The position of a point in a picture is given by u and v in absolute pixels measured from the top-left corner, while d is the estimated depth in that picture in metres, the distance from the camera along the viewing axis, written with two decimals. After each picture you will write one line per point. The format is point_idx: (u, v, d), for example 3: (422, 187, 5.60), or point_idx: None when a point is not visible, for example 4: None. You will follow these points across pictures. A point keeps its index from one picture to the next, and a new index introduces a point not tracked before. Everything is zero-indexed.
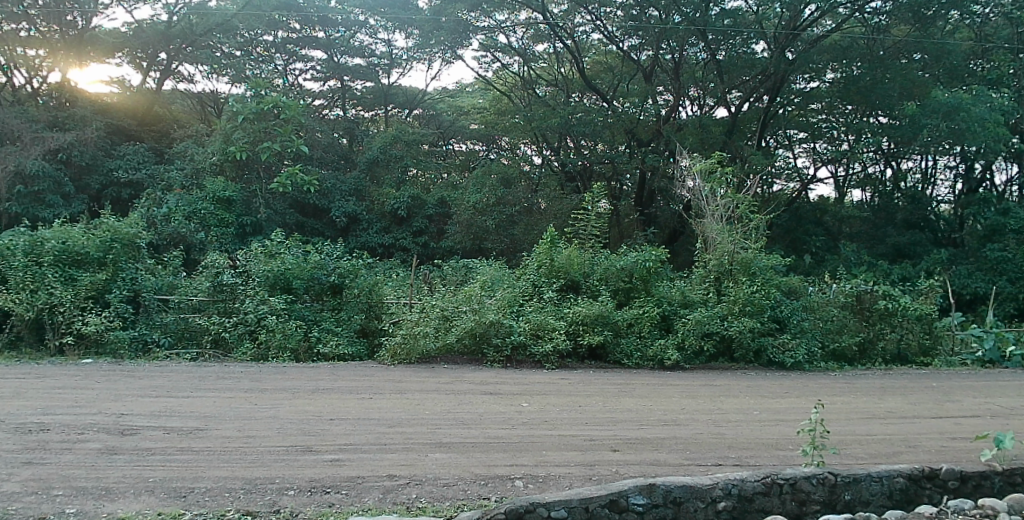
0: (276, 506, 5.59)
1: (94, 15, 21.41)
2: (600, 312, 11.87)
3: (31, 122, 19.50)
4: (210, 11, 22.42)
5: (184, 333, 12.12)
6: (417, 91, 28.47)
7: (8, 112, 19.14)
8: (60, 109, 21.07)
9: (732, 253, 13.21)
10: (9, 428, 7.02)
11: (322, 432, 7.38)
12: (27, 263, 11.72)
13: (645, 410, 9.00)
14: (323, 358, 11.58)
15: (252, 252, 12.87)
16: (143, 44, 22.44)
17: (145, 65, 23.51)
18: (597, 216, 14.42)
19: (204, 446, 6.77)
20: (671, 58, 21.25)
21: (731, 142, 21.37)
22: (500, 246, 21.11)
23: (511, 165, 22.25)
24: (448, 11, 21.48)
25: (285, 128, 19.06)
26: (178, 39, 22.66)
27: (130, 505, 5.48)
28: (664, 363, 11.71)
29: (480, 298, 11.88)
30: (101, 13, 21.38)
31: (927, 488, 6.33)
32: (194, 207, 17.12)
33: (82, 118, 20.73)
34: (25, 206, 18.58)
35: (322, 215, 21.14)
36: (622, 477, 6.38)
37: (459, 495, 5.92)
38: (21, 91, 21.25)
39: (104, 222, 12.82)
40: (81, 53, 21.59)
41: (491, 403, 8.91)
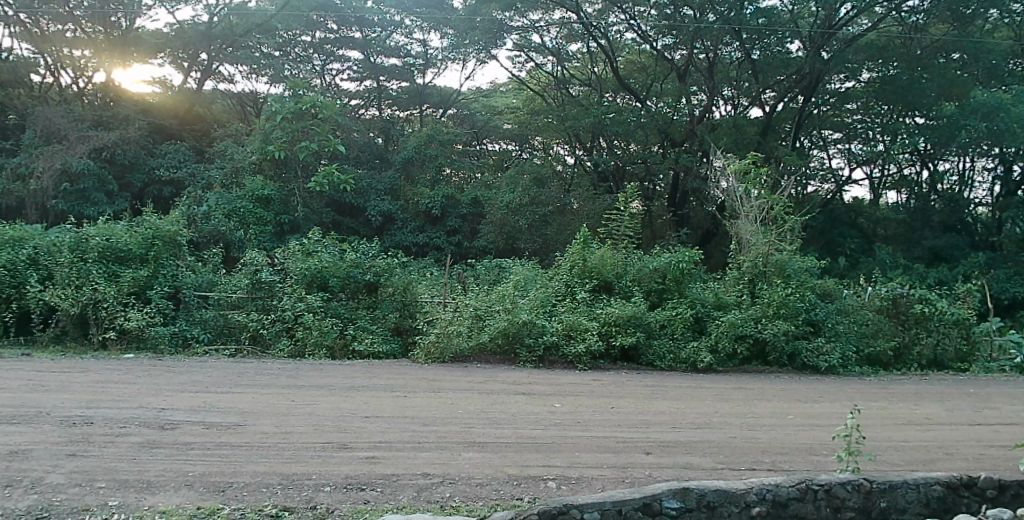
0: (313, 502, 5.64)
1: (138, 15, 21.93)
2: (633, 313, 11.80)
3: (77, 121, 20.00)
4: (251, 11, 22.97)
5: (223, 329, 12.36)
6: (452, 91, 28.40)
7: (56, 112, 19.66)
8: (104, 108, 21.53)
9: (767, 254, 13.09)
10: (55, 421, 7.17)
11: (358, 429, 7.44)
12: (73, 259, 11.99)
13: (679, 412, 8.91)
14: (358, 356, 11.63)
15: (291, 251, 12.96)
16: (185, 44, 22.92)
17: (186, 65, 23.99)
18: (630, 216, 14.31)
19: (242, 441, 6.87)
20: (705, 57, 21.17)
21: (766, 142, 21.07)
22: (533, 245, 20.99)
23: (544, 164, 22.42)
24: (482, 11, 21.60)
25: (323, 128, 19.23)
26: (219, 39, 23.23)
27: (170, 499, 5.56)
28: (696, 365, 11.60)
29: (514, 298, 11.87)
30: (143, 13, 21.85)
31: (965, 497, 6.18)
32: (234, 205, 17.41)
33: (126, 117, 21.11)
34: (71, 204, 19.05)
35: (358, 214, 21.24)
36: (655, 480, 6.33)
37: (493, 495, 5.91)
38: (68, 90, 21.81)
39: (147, 219, 13.09)
40: (125, 54, 21.83)
41: (525, 403, 8.91)
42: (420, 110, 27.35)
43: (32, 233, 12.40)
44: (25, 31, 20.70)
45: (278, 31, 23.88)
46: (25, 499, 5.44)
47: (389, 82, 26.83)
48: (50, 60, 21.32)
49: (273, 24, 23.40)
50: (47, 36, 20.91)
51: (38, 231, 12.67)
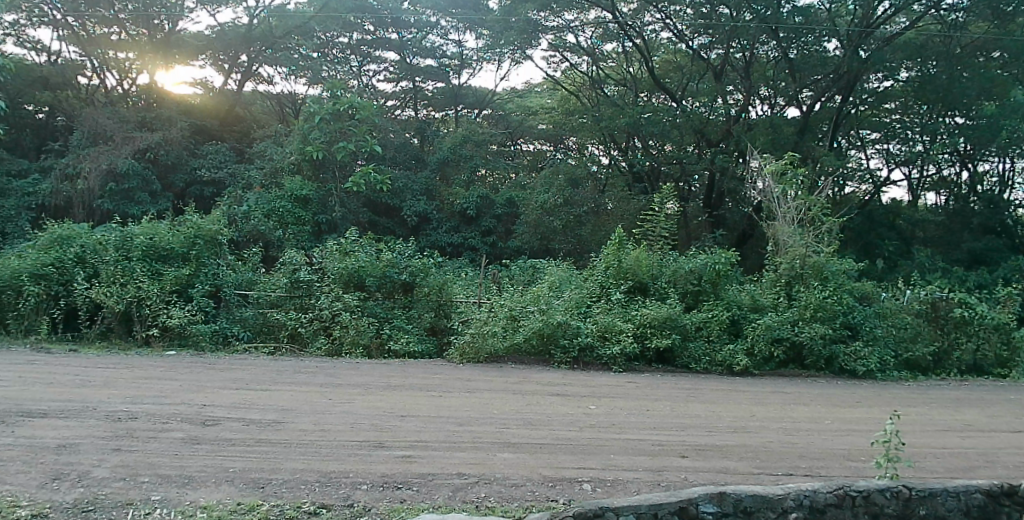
0: (350, 499, 5.68)
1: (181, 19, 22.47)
2: (668, 315, 11.69)
3: (121, 122, 20.49)
4: (290, 14, 23.28)
5: (263, 327, 12.52)
6: (487, 92, 28.39)
7: (102, 113, 20.34)
8: (147, 109, 22.01)
9: (804, 256, 12.87)
10: (101, 416, 7.33)
11: (394, 428, 7.48)
12: (119, 258, 12.25)
13: (715, 416, 8.80)
14: (394, 356, 11.64)
15: (328, 251, 13.13)
16: (226, 46, 23.42)
17: (226, 67, 24.39)
18: (666, 216, 14.20)
19: (281, 438, 6.94)
20: (742, 56, 20.99)
21: (803, 142, 20.74)
22: (568, 246, 21.08)
23: (579, 164, 22.30)
24: (518, 11, 21.55)
25: (361, 128, 19.41)
26: (259, 41, 23.67)
27: (211, 495, 5.63)
28: (732, 368, 11.43)
29: (548, 299, 11.85)
30: (186, 16, 22.31)
31: (1007, 506, 5.99)
32: (273, 205, 17.68)
33: (167, 119, 21.50)
34: (116, 204, 19.39)
35: (393, 214, 21.38)
36: (692, 484, 6.26)
37: (527, 496, 5.89)
38: (114, 93, 22.73)
39: (189, 219, 13.33)
40: (167, 56, 22.58)
41: (560, 405, 8.87)
42: (456, 110, 27.47)
43: (78, 232, 12.69)
44: (72, 33, 21.62)
45: (316, 33, 24.13)
46: (72, 492, 5.55)
47: (425, 83, 26.98)
48: (97, 63, 22.36)
49: (311, 26, 23.65)
50: (93, 38, 21.79)
51: (85, 230, 12.95)
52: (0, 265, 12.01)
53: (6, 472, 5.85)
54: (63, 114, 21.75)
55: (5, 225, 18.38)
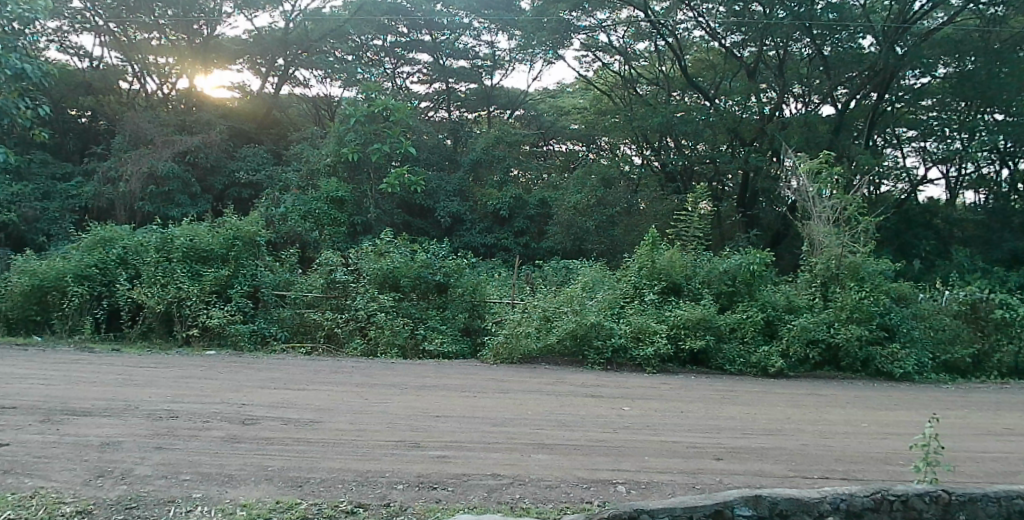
0: (386, 499, 5.71)
1: (218, 23, 22.83)
2: (703, 316, 11.57)
3: (162, 126, 20.94)
4: (325, 17, 23.61)
5: (299, 327, 12.60)
6: (519, 92, 28.31)
7: (143, 117, 20.84)
8: (186, 112, 22.44)
9: (840, 256, 12.65)
10: (143, 415, 7.46)
11: (429, 428, 7.51)
12: (159, 259, 12.48)
13: (750, 418, 8.70)
14: (429, 356, 11.71)
15: (364, 252, 13.26)
16: (264, 51, 23.77)
17: (264, 71, 24.73)
18: (699, 216, 14.08)
19: (318, 437, 7.01)
20: (775, 54, 20.81)
21: (839, 140, 20.29)
22: (600, 246, 20.76)
23: (611, 165, 22.18)
24: (550, 11, 21.52)
25: (396, 130, 19.50)
26: (295, 46, 23.97)
27: (250, 493, 5.70)
28: (767, 370, 11.28)
29: (582, 299, 11.82)
30: (224, 21, 22.74)
31: None
32: (309, 207, 17.92)
33: (207, 122, 21.75)
34: (156, 205, 19.74)
35: (427, 214, 21.52)
36: (727, 487, 6.19)
37: (562, 497, 5.87)
38: (154, 96, 23.22)
39: (228, 221, 13.56)
40: (206, 60, 23.11)
41: (594, 406, 8.84)
42: (488, 111, 27.50)
43: (121, 234, 12.94)
44: (115, 40, 22.30)
45: (351, 36, 24.33)
46: (115, 489, 5.65)
47: (457, 84, 27.02)
48: (137, 67, 22.96)
49: (346, 29, 23.84)
50: (134, 43, 22.48)
51: (126, 231, 13.23)
52: (45, 266, 12.29)
53: (53, 468, 5.99)
54: (105, 118, 22.36)
55: (51, 228, 19.23)
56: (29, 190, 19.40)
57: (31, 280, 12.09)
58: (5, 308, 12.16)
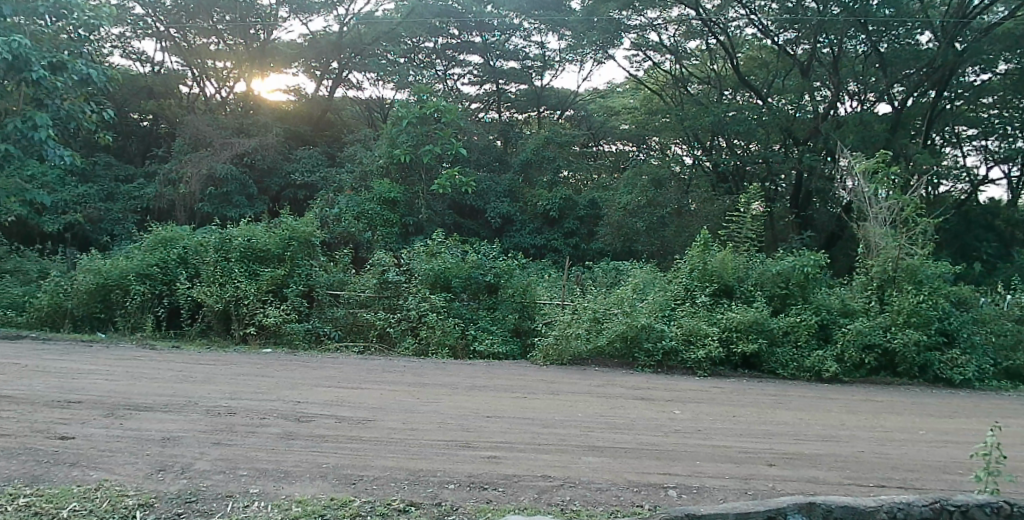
0: (438, 498, 5.73)
1: (275, 28, 23.41)
2: (755, 318, 11.36)
3: (221, 129, 21.47)
4: (379, 20, 23.95)
5: (352, 327, 12.75)
6: (570, 93, 28.15)
7: (203, 120, 21.43)
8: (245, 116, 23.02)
9: (897, 259, 12.28)
10: (202, 410, 7.65)
11: (480, 428, 7.53)
12: (218, 259, 12.82)
13: (803, 424, 8.50)
14: (479, 356, 11.75)
15: (416, 252, 13.42)
16: (318, 53, 24.30)
17: (318, 74, 25.21)
18: (752, 217, 13.82)
19: (371, 436, 7.10)
20: (829, 51, 20.33)
21: (896, 139, 19.69)
22: (651, 248, 20.64)
23: (662, 165, 21.97)
24: (600, 10, 21.40)
25: (446, 131, 19.67)
26: (349, 48, 24.47)
27: (306, 489, 5.79)
28: (821, 375, 11.03)
29: (632, 301, 11.71)
30: (279, 25, 23.32)
31: None
32: (362, 208, 18.19)
33: (264, 126, 22.16)
34: (216, 207, 20.31)
35: (478, 215, 21.57)
36: (781, 493, 6.06)
37: (612, 501, 5.82)
38: (212, 100, 23.97)
39: (284, 222, 13.80)
40: (263, 64, 23.74)
41: (645, 409, 8.75)
42: (538, 112, 27.44)
43: (181, 233, 13.29)
44: (174, 45, 23.22)
45: (403, 38, 24.61)
46: (177, 483, 5.80)
47: (508, 85, 27.05)
48: (196, 71, 23.83)
49: (398, 32, 24.11)
50: (193, 49, 23.25)
51: (186, 231, 13.58)
52: (110, 265, 12.70)
53: (117, 462, 6.17)
54: (165, 121, 23.05)
55: (114, 228, 20.07)
56: (94, 192, 20.29)
57: (97, 278, 12.51)
58: (71, 305, 12.60)
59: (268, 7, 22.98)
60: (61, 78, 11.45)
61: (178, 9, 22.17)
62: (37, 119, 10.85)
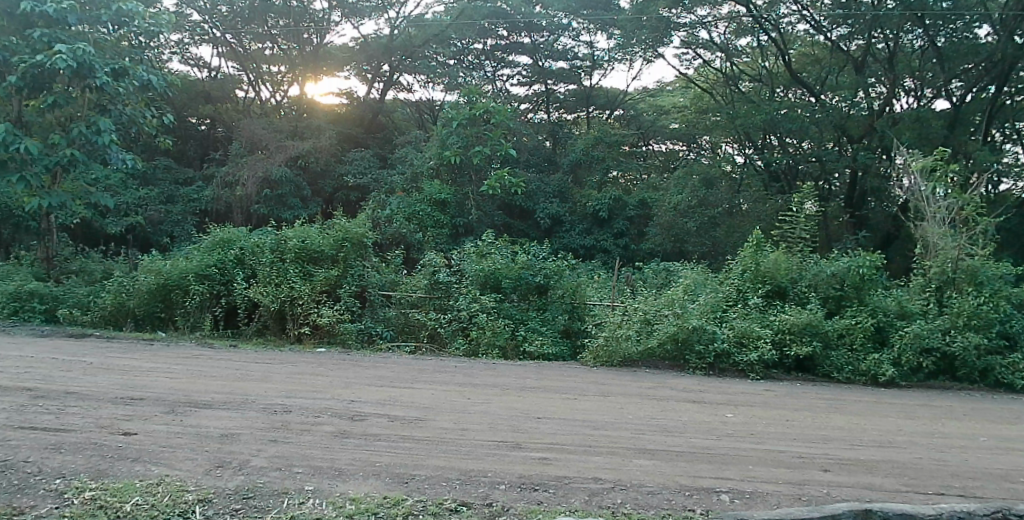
0: (489, 499, 5.73)
1: (327, 32, 23.80)
2: (809, 320, 11.12)
3: (277, 132, 21.84)
4: (429, 22, 24.14)
5: (404, 326, 12.90)
6: (618, 92, 27.88)
7: (259, 124, 21.86)
8: (300, 117, 23.47)
9: (956, 259, 11.87)
10: (260, 408, 7.80)
11: (530, 429, 7.51)
12: (274, 260, 13.03)
13: (859, 429, 8.27)
14: (529, 357, 11.73)
15: (466, 253, 13.53)
16: (369, 57, 24.55)
17: (370, 78, 25.61)
18: (806, 217, 13.53)
19: (423, 435, 7.14)
20: (884, 46, 19.87)
21: (955, 135, 19.05)
22: (702, 249, 20.25)
23: (713, 166, 21.84)
24: (650, 9, 21.23)
25: (495, 132, 19.72)
26: (400, 51, 24.68)
27: (360, 487, 5.85)
28: (878, 379, 10.71)
29: (683, 302, 11.57)
30: (332, 30, 23.70)
31: None
32: (413, 209, 18.34)
33: (318, 128, 22.53)
34: (270, 208, 20.68)
35: (527, 216, 21.65)
36: (836, 500, 5.91)
37: (664, 504, 5.75)
38: (268, 104, 24.68)
39: (337, 223, 14.01)
40: (316, 68, 24.15)
41: (697, 412, 8.63)
42: (588, 112, 27.28)
43: (239, 235, 13.60)
44: (231, 50, 24.07)
45: (453, 40, 24.76)
46: (234, 479, 5.92)
47: (557, 86, 27.00)
48: (252, 76, 24.73)
49: (448, 33, 24.25)
50: (250, 54, 24.09)
51: (243, 233, 13.87)
52: (171, 265, 13.04)
53: (178, 458, 6.33)
54: (222, 125, 23.58)
55: (174, 230, 20.67)
56: (155, 195, 20.92)
57: (159, 279, 12.82)
58: (133, 304, 12.92)
59: (321, 12, 23.37)
60: (122, 85, 12.94)
61: (233, 15, 22.77)
62: (101, 126, 12.47)
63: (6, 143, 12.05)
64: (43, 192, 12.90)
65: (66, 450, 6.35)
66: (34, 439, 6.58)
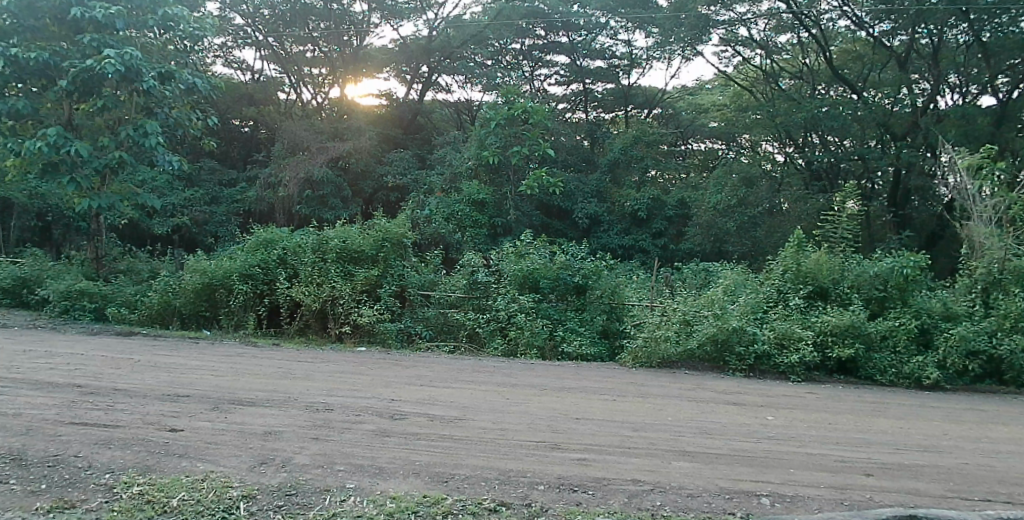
0: (528, 499, 5.74)
1: (366, 34, 24.02)
2: (852, 322, 10.91)
3: (318, 134, 22.16)
4: (467, 23, 24.27)
5: (443, 326, 12.99)
6: (656, 90, 27.68)
7: (301, 127, 22.13)
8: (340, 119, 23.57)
9: (1003, 260, 11.55)
10: (302, 406, 7.91)
11: (569, 430, 7.49)
12: (316, 259, 13.19)
13: (902, 433, 8.10)
14: (567, 357, 11.73)
15: (504, 253, 13.59)
16: (409, 59, 24.84)
17: (408, 79, 25.80)
18: (849, 216, 13.33)
19: (462, 435, 7.17)
20: (928, 43, 19.49)
21: (1003, 133, 18.49)
22: (742, 249, 20.23)
23: (753, 164, 21.31)
24: (688, 6, 21.07)
25: (533, 132, 19.67)
26: (438, 52, 25.01)
27: (400, 486, 5.89)
28: (922, 382, 10.44)
29: (722, 303, 11.48)
30: (371, 31, 23.95)
31: None
32: (451, 209, 18.47)
33: (358, 129, 22.48)
34: (312, 209, 20.96)
35: (565, 216, 21.65)
36: (880, 505, 5.79)
37: (704, 507, 5.70)
38: (309, 106, 24.96)
39: (378, 223, 14.13)
40: (357, 69, 24.41)
41: (737, 414, 8.54)
42: (626, 111, 27.11)
43: (281, 235, 13.79)
44: (273, 53, 24.50)
45: (491, 40, 24.84)
46: (277, 477, 6.00)
47: (595, 85, 26.91)
48: (293, 79, 25.09)
49: (486, 34, 24.38)
50: (291, 57, 24.51)
51: (286, 233, 14.06)
52: (216, 265, 13.28)
53: (222, 454, 6.44)
54: (265, 127, 24.06)
55: (218, 230, 21.10)
56: (200, 196, 21.39)
57: (203, 278, 13.05)
58: (179, 303, 13.18)
59: (361, 14, 23.61)
60: (167, 89, 13.35)
61: (276, 18, 23.20)
62: (148, 128, 12.84)
63: (57, 146, 12.45)
64: (92, 194, 13.25)
65: (114, 446, 6.50)
66: (84, 434, 6.74)
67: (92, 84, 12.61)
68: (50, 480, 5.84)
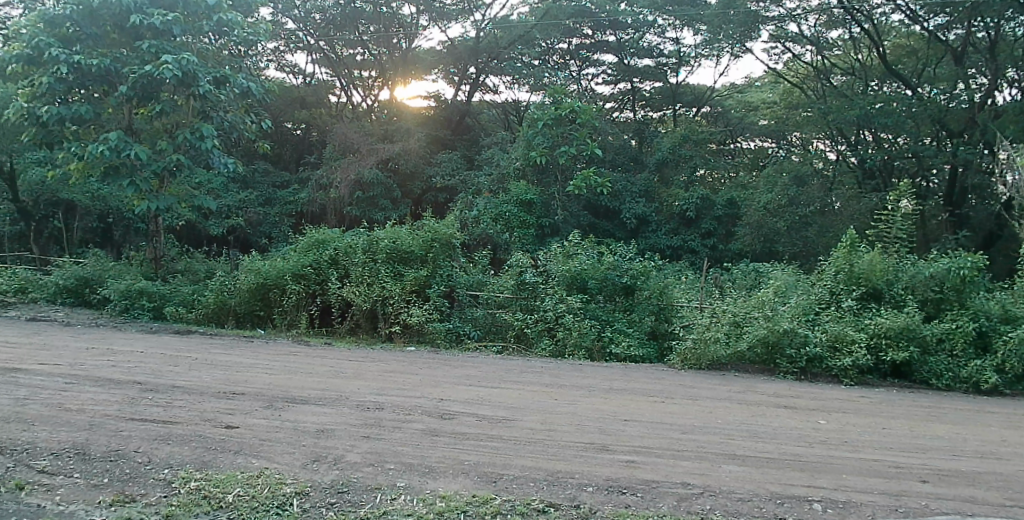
0: (576, 501, 5.72)
1: (415, 36, 24.32)
2: (906, 324, 10.62)
3: (367, 136, 22.47)
4: (513, 24, 24.30)
5: (492, 326, 13.04)
6: (705, 89, 27.39)
7: (351, 128, 22.47)
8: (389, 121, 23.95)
9: None
10: (353, 405, 8.01)
11: (618, 432, 7.45)
12: (366, 260, 13.38)
13: (960, 439, 7.87)
14: (616, 359, 11.67)
15: (552, 254, 13.58)
16: (456, 60, 25.02)
17: (456, 80, 25.99)
18: (903, 216, 13.02)
19: (511, 435, 7.18)
20: (985, 35, 18.82)
21: None
22: (793, 249, 19.68)
23: (804, 162, 20.95)
24: (736, 3, 20.77)
25: (581, 132, 19.57)
26: (485, 52, 24.99)
27: (449, 485, 5.93)
28: (980, 387, 10.11)
29: (773, 305, 11.29)
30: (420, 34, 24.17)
31: None
32: (500, 210, 18.63)
33: (407, 131, 22.90)
34: (363, 210, 21.27)
35: (613, 216, 21.45)
36: (937, 513, 5.65)
37: (756, 512, 5.62)
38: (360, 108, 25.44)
39: (427, 223, 14.24)
40: (405, 71, 24.75)
41: (788, 417, 8.39)
42: (674, 110, 26.81)
43: (332, 236, 13.99)
44: (324, 56, 24.84)
45: (538, 40, 24.88)
46: (329, 474, 6.09)
47: (642, 84, 26.68)
48: (344, 82, 25.53)
49: (533, 34, 24.32)
50: (342, 60, 24.82)
51: (337, 234, 14.28)
52: (270, 265, 13.55)
53: (276, 451, 6.56)
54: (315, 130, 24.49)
55: (271, 230, 21.62)
56: (254, 198, 21.88)
57: (257, 278, 13.34)
58: (234, 303, 13.48)
59: (409, 16, 23.91)
60: (221, 93, 13.72)
61: (326, 22, 23.67)
62: (204, 132, 13.17)
63: (118, 150, 12.81)
64: (151, 196, 13.61)
65: (173, 442, 6.67)
66: (144, 430, 6.93)
67: (151, 90, 12.98)
68: (113, 474, 6.02)
